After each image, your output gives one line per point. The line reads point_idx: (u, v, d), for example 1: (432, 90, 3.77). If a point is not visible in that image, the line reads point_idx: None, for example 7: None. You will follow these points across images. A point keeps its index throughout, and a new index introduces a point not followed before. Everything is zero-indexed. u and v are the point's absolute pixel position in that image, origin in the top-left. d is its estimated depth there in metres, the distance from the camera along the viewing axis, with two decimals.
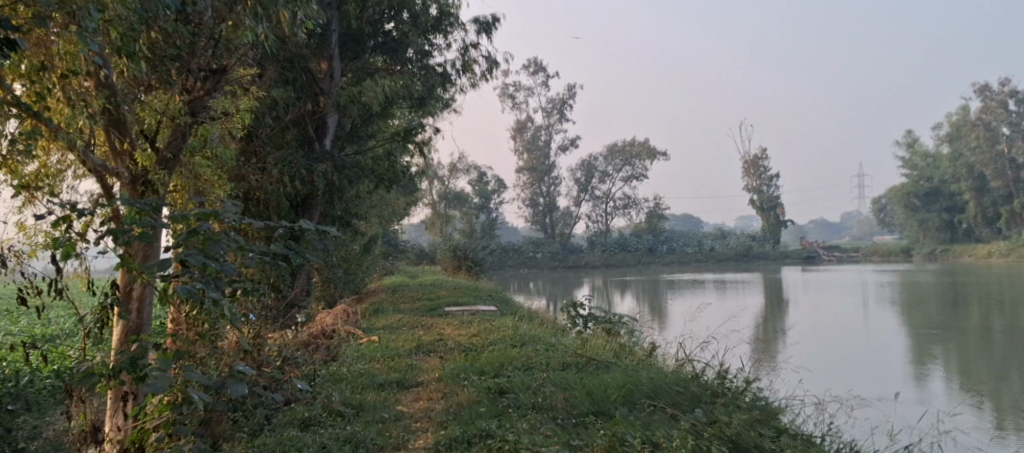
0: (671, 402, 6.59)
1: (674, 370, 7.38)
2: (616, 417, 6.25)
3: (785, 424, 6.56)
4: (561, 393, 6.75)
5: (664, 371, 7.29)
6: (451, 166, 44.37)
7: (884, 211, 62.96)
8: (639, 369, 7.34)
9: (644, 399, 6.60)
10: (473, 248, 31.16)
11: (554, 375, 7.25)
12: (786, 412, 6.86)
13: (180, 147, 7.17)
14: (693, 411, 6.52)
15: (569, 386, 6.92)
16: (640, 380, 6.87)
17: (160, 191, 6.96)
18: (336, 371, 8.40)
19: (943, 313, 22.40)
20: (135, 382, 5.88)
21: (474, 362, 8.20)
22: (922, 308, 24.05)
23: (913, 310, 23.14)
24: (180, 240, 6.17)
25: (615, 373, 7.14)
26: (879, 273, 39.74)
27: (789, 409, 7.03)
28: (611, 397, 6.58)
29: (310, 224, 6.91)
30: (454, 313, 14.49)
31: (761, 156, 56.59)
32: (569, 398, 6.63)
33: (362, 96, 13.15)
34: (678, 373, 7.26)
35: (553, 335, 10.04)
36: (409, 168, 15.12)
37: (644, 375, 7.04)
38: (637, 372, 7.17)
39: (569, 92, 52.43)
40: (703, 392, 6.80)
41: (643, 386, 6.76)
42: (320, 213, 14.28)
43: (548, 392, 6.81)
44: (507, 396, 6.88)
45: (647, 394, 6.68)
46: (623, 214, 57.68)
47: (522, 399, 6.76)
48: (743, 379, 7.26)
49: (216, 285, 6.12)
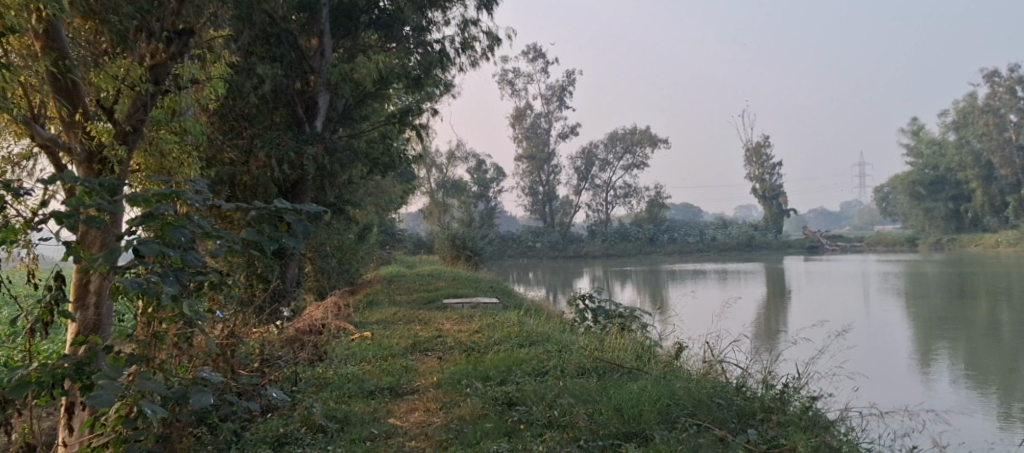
0: (718, 421, 5.73)
1: (714, 379, 6.51)
2: (655, 442, 5.36)
3: (844, 437, 5.77)
4: (582, 407, 5.89)
5: (703, 382, 6.41)
6: (449, 153, 43.46)
7: (886, 200, 62.03)
8: (671, 378, 6.46)
9: (684, 416, 5.75)
10: (473, 236, 30.25)
11: (571, 384, 6.37)
12: (849, 428, 6.04)
13: (142, 119, 6.27)
14: (745, 432, 5.65)
15: (595, 399, 6.05)
16: (676, 393, 6.01)
17: (118, 169, 6.09)
18: (322, 373, 7.53)
19: (951, 302, 21.67)
20: (84, 391, 5.14)
21: (475, 365, 7.31)
22: (925, 297, 23.27)
23: (918, 300, 22.39)
24: (134, 226, 5.33)
25: (643, 383, 6.28)
26: (881, 262, 38.94)
27: (847, 424, 6.22)
28: (647, 415, 5.70)
29: (288, 205, 6.11)
30: (453, 306, 13.60)
31: (763, 143, 55.57)
32: (593, 415, 5.77)
33: (354, 73, 12.24)
34: (720, 384, 6.39)
35: (561, 332, 9.17)
36: (405, 151, 14.23)
37: (680, 386, 6.17)
38: (670, 382, 6.30)
39: (568, 78, 51.40)
40: (751, 406, 5.94)
41: (682, 402, 5.89)
42: (311, 199, 13.40)
43: (568, 406, 5.93)
44: (518, 409, 6.01)
45: (687, 411, 5.81)
46: (624, 203, 56.79)
47: (537, 413, 5.89)
48: (793, 386, 6.43)
49: (176, 279, 5.29)
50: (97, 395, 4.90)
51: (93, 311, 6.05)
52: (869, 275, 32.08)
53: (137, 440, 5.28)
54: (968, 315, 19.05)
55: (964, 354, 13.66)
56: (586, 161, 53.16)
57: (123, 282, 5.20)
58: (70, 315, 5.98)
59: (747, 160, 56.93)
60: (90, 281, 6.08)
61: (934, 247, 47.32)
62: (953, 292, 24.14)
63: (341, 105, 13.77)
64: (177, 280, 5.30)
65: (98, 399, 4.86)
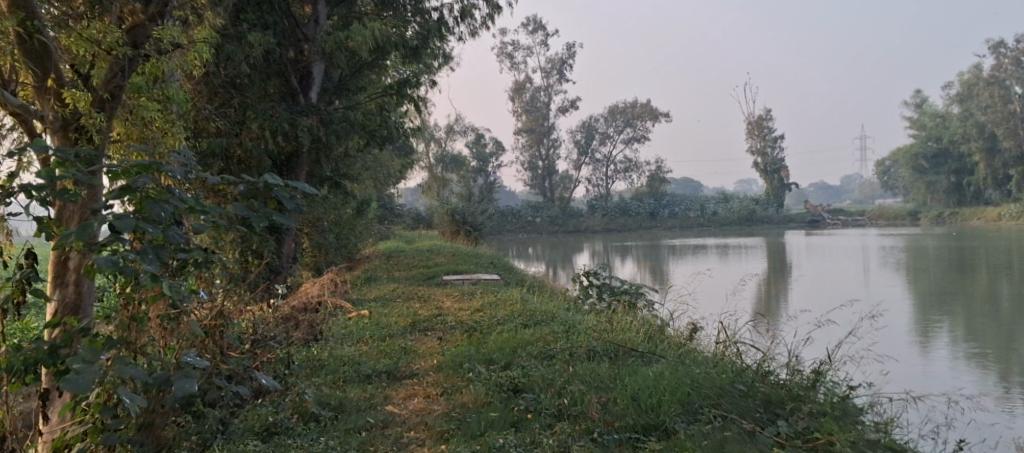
0: (744, 412, 5.39)
1: (735, 364, 6.18)
2: (677, 437, 5.03)
3: (879, 426, 5.49)
4: (594, 395, 5.56)
5: (724, 368, 6.08)
6: (447, 127, 43.01)
7: (887, 174, 61.48)
8: (688, 363, 6.13)
9: (707, 407, 5.41)
10: (473, 211, 29.90)
11: (581, 369, 6.04)
12: (882, 416, 5.76)
13: (121, 86, 5.95)
14: (774, 424, 5.32)
15: (608, 386, 5.71)
16: (696, 382, 5.67)
17: (95, 137, 5.82)
18: (316, 355, 7.18)
19: (954, 276, 21.41)
20: (58, 377, 4.77)
21: (478, 346, 6.97)
22: (923, 271, 22.95)
23: (918, 274, 22.06)
24: (111, 200, 4.99)
25: (658, 368, 5.95)
26: (882, 236, 38.55)
27: (877, 411, 5.93)
28: (668, 406, 5.35)
29: (279, 181, 5.70)
30: (453, 282, 13.25)
31: (765, 117, 55.00)
32: (607, 405, 5.44)
33: (350, 42, 11.79)
34: (741, 371, 6.06)
35: (566, 310, 8.83)
36: (403, 123, 13.82)
37: (698, 373, 5.84)
38: (688, 368, 5.97)
39: (568, 51, 50.81)
40: (777, 394, 5.62)
41: (703, 390, 5.56)
42: (308, 173, 13.03)
43: (578, 394, 5.60)
44: (525, 396, 5.69)
45: (709, 399, 5.48)
46: (624, 177, 56.36)
47: (545, 401, 5.56)
48: (824, 372, 6.11)
49: (155, 257, 4.96)
50: (74, 379, 4.53)
51: (73, 289, 5.70)
52: (868, 249, 31.73)
53: (115, 431, 4.94)
54: (969, 288, 18.76)
55: (977, 327, 13.34)
56: (586, 134, 52.63)
57: (97, 261, 4.83)
58: (49, 292, 5.67)
59: (748, 133, 56.40)
60: (69, 258, 5.73)
61: (937, 221, 46.89)
62: (953, 266, 23.78)
63: (337, 76, 13.33)
64: (157, 258, 4.97)
65: (74, 384, 4.48)
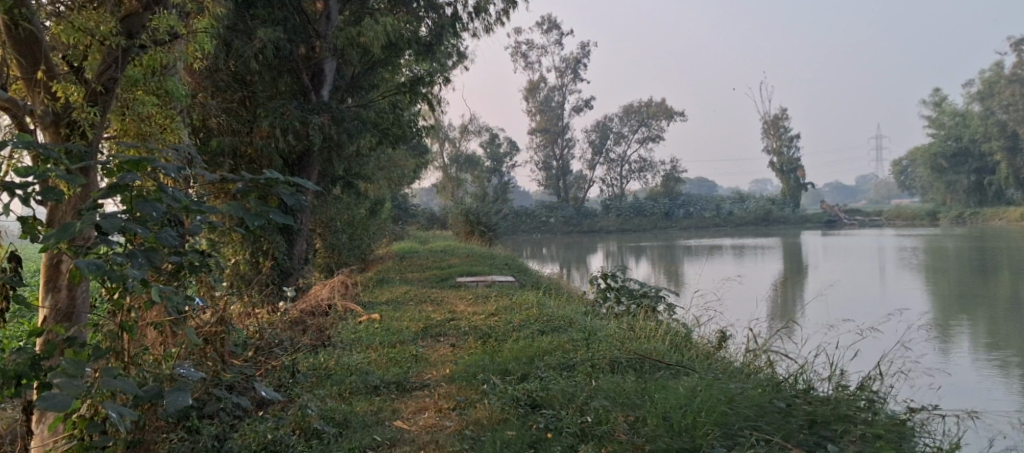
0: (786, 433, 5.05)
1: (773, 379, 5.84)
2: None
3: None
4: (620, 413, 5.21)
5: (761, 384, 5.73)
6: (462, 127, 42.68)
7: (905, 174, 60.69)
8: (723, 378, 5.76)
9: (748, 428, 5.03)
10: (487, 211, 29.55)
11: (605, 382, 5.67)
12: (934, 439, 5.42)
13: (116, 78, 5.79)
14: (821, 447, 5.00)
15: (637, 403, 5.34)
16: (733, 400, 5.29)
17: (89, 133, 5.60)
18: (324, 362, 6.84)
19: (972, 277, 20.99)
20: (40, 390, 4.60)
21: (493, 355, 6.62)
22: (941, 272, 22.46)
23: (939, 276, 21.54)
24: (98, 199, 4.79)
25: (690, 383, 5.57)
26: (900, 237, 37.86)
27: (928, 432, 5.59)
28: (703, 428, 4.98)
29: (279, 177, 5.41)
30: (468, 284, 12.90)
31: (781, 116, 54.37)
32: (635, 425, 5.07)
33: (362, 38, 11.44)
34: (779, 388, 5.72)
35: (585, 316, 8.47)
36: (416, 122, 13.49)
37: (733, 389, 5.47)
38: (722, 384, 5.59)
39: (583, 51, 50.37)
40: (823, 412, 5.27)
41: (740, 410, 5.19)
42: (319, 173, 12.74)
43: (602, 410, 5.25)
44: (544, 413, 5.35)
45: (748, 420, 5.12)
46: (638, 177, 55.92)
47: (566, 419, 5.22)
48: (872, 390, 5.79)
49: (144, 261, 4.68)
50: (51, 398, 4.31)
51: (67, 293, 5.37)
52: (885, 249, 31.22)
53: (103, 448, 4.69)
54: (991, 290, 18.27)
55: (1008, 332, 12.87)
56: (601, 134, 52.19)
57: (77, 264, 4.54)
58: (41, 299, 5.35)
59: (765, 132, 55.78)
60: (62, 261, 5.40)
61: (956, 221, 46.14)
62: (973, 268, 23.24)
63: (350, 74, 12.99)
64: (146, 262, 4.70)
65: (51, 401, 4.30)
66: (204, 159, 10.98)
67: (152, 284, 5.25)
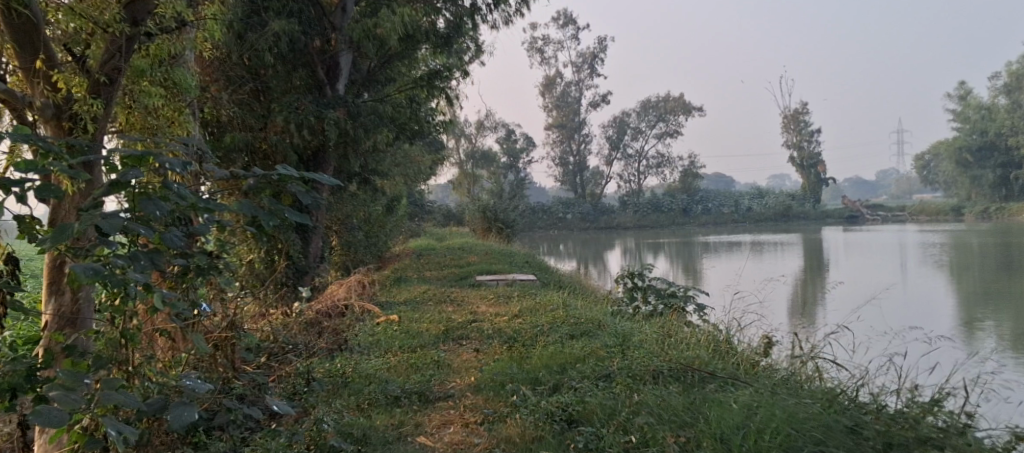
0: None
1: (830, 391, 5.49)
2: None
3: None
4: (669, 433, 4.88)
5: (820, 398, 5.38)
6: (478, 123, 42.33)
7: (927, 168, 59.72)
8: (780, 391, 5.40)
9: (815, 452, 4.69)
10: (505, 208, 29.15)
11: (647, 396, 5.32)
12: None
13: (119, 67, 5.40)
14: None
15: (689, 423, 5.00)
16: (801, 418, 4.94)
17: (92, 126, 5.28)
18: (341, 368, 6.48)
19: (999, 273, 20.53)
20: (37, 403, 4.26)
21: (521, 362, 6.26)
22: (968, 268, 21.93)
23: (965, 273, 21.02)
24: (99, 197, 4.45)
25: (746, 399, 5.20)
26: (922, 233, 37.16)
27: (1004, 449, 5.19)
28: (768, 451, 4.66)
29: (293, 173, 5.03)
30: (488, 283, 12.54)
31: (801, 110, 53.62)
32: (686, 447, 4.75)
33: (379, 30, 11.06)
34: (841, 401, 5.38)
35: (612, 318, 8.09)
36: (434, 116, 13.11)
37: (793, 405, 5.11)
38: (780, 398, 5.23)
39: (599, 45, 49.82)
40: (898, 430, 4.87)
41: (807, 429, 4.84)
42: (335, 169, 12.39)
43: (648, 428, 4.92)
44: (582, 430, 5.05)
45: (817, 443, 4.78)
46: (656, 173, 55.36)
47: (607, 438, 4.90)
48: (941, 400, 5.45)
49: (147, 264, 4.33)
50: (46, 412, 3.98)
51: (70, 298, 5.02)
52: (909, 246, 30.69)
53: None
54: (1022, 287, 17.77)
55: None
56: (618, 129, 51.65)
57: (73, 267, 4.19)
58: (44, 304, 5.02)
59: (785, 128, 55.08)
60: (65, 262, 5.02)
61: (981, 217, 45.30)
62: (1002, 264, 22.64)
63: (366, 67, 12.62)
64: (150, 264, 4.35)
65: (45, 417, 3.96)
66: (218, 155, 10.63)
67: (156, 288, 4.95)
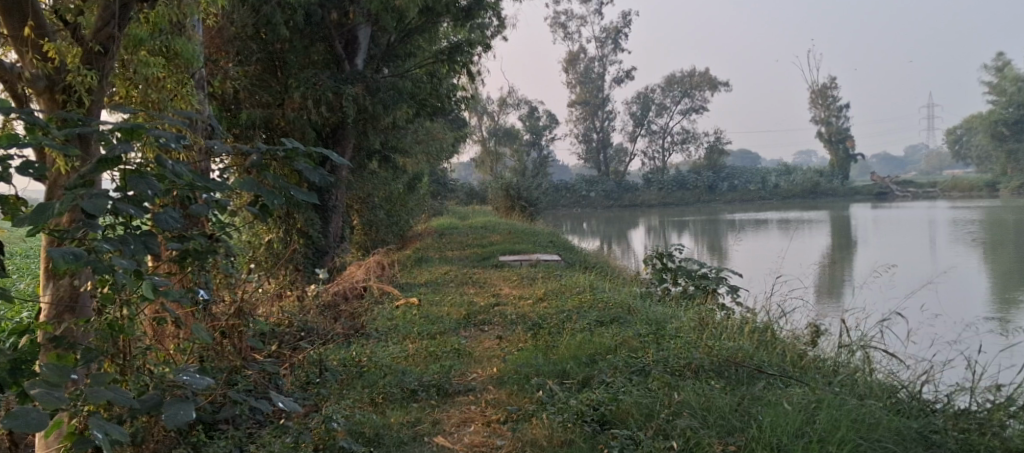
0: None
1: (894, 396, 5.20)
2: None
3: None
4: (716, 439, 4.50)
5: (885, 401, 5.11)
6: (500, 100, 41.79)
7: (960, 143, 58.43)
8: (841, 392, 5.09)
9: None
10: (528, 185, 28.71)
11: (689, 396, 4.93)
12: None
13: (113, 35, 5.06)
14: None
15: (740, 429, 4.62)
16: (867, 428, 4.66)
17: (87, 100, 4.93)
18: (356, 356, 6.12)
19: None
20: (20, 399, 4.00)
21: (546, 353, 5.89)
22: (1002, 246, 21.30)
23: (999, 249, 20.43)
24: (84, 174, 4.10)
25: (800, 399, 4.87)
26: (955, 209, 36.24)
27: None
28: None
29: (299, 147, 4.62)
30: (512, 263, 12.17)
31: (830, 85, 52.56)
32: None
33: (396, 2, 10.61)
34: (906, 409, 5.08)
35: (644, 302, 7.68)
36: (455, 91, 12.70)
37: (857, 408, 4.84)
38: (840, 399, 4.93)
39: (623, 20, 49.02)
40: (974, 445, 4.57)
41: (875, 437, 4.59)
42: (355, 147, 12.05)
43: (692, 434, 4.55)
44: (617, 433, 4.67)
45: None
46: (681, 149, 54.63)
47: (646, 443, 4.52)
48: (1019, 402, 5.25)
49: (138, 249, 4.07)
50: (26, 414, 3.71)
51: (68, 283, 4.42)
52: (939, 222, 30.13)
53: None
54: None
55: None
56: (643, 105, 50.91)
57: (51, 252, 3.87)
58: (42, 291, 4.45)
59: (813, 103, 54.13)
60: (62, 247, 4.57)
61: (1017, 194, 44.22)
62: None
63: (385, 42, 12.21)
64: (142, 249, 4.09)
65: (24, 418, 3.69)
66: (233, 132, 10.27)
67: (154, 274, 4.67)
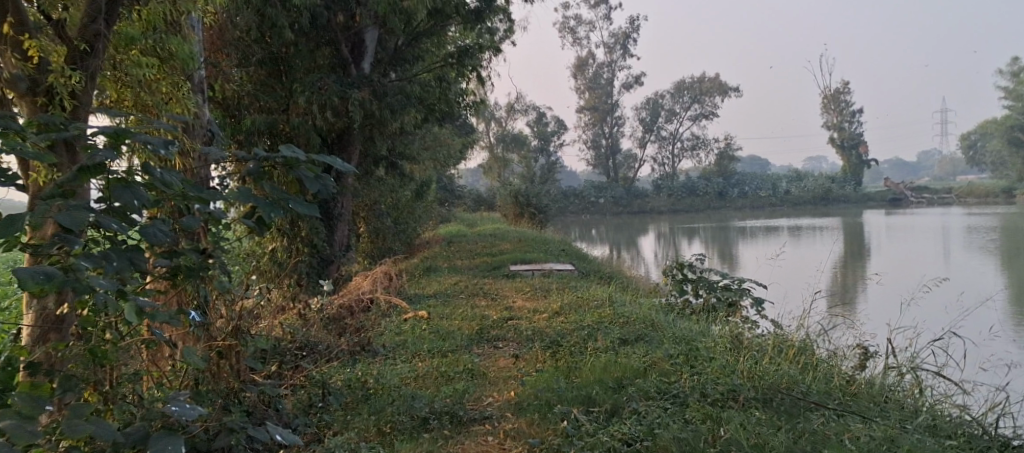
0: None
1: (963, 435, 4.90)
2: None
3: None
4: None
5: (959, 441, 4.83)
6: (507, 105, 41.42)
7: (975, 148, 57.73)
8: (909, 428, 4.80)
9: None
10: (537, 192, 28.27)
11: (733, 431, 4.55)
12: None
13: (100, 32, 4.66)
14: None
15: None
16: None
17: (71, 103, 4.53)
18: (362, 377, 5.72)
19: None
20: None
21: (568, 376, 5.48)
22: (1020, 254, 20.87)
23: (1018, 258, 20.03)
24: (61, 183, 3.68)
25: (867, 437, 4.56)
26: (969, 216, 35.66)
27: None
28: None
29: (300, 154, 4.19)
30: (523, 273, 11.76)
31: (842, 90, 51.99)
32: None
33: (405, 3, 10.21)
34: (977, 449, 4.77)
35: (667, 316, 7.24)
36: (464, 96, 12.30)
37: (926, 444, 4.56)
38: (910, 437, 4.64)
39: (632, 25, 48.60)
40: None
41: None
42: (361, 153, 11.67)
43: None
44: None
45: None
46: (691, 155, 54.13)
47: None
48: None
49: (121, 265, 3.64)
50: None
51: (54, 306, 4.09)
52: (955, 229, 29.58)
53: None
54: None
55: None
56: (652, 111, 50.46)
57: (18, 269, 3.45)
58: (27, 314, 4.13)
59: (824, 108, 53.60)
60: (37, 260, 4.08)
61: None
62: None
63: (392, 45, 11.80)
64: (126, 266, 3.66)
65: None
66: (236, 139, 9.89)
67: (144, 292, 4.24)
